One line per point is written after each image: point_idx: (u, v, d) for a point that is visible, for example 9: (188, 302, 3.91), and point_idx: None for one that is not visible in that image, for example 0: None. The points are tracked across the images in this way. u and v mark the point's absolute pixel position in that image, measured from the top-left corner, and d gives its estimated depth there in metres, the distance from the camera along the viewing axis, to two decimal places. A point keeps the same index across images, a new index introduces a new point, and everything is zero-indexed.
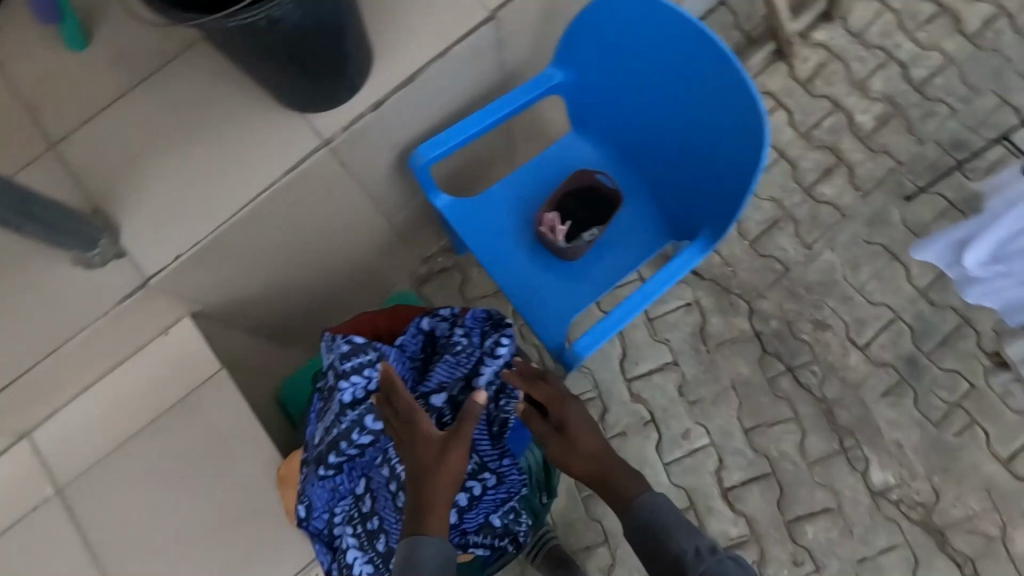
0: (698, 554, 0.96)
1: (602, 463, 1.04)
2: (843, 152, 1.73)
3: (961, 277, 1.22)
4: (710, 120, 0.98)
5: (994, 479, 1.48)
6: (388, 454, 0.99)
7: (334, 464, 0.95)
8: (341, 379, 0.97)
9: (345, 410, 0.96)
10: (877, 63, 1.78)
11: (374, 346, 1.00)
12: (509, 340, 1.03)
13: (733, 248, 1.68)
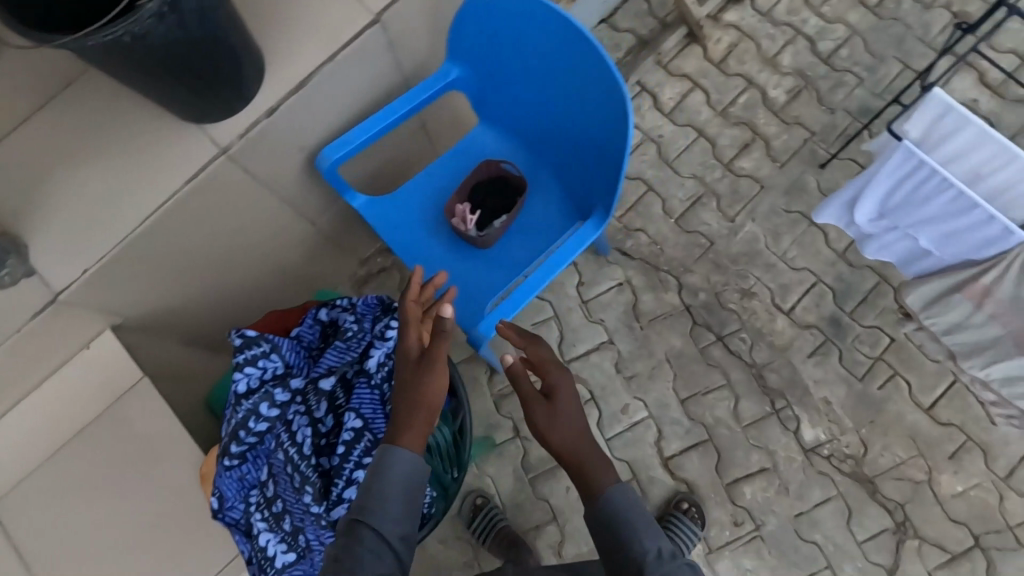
0: (659, 558, 0.88)
1: (579, 439, 0.96)
2: (758, 127, 1.79)
3: (859, 235, 1.29)
4: (585, 103, 1.02)
5: (919, 427, 1.55)
6: (285, 438, 0.98)
7: (236, 453, 0.96)
8: (235, 371, 0.98)
9: (241, 400, 0.99)
10: (786, 39, 1.85)
11: (266, 337, 1.01)
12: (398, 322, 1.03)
13: (660, 227, 1.74)
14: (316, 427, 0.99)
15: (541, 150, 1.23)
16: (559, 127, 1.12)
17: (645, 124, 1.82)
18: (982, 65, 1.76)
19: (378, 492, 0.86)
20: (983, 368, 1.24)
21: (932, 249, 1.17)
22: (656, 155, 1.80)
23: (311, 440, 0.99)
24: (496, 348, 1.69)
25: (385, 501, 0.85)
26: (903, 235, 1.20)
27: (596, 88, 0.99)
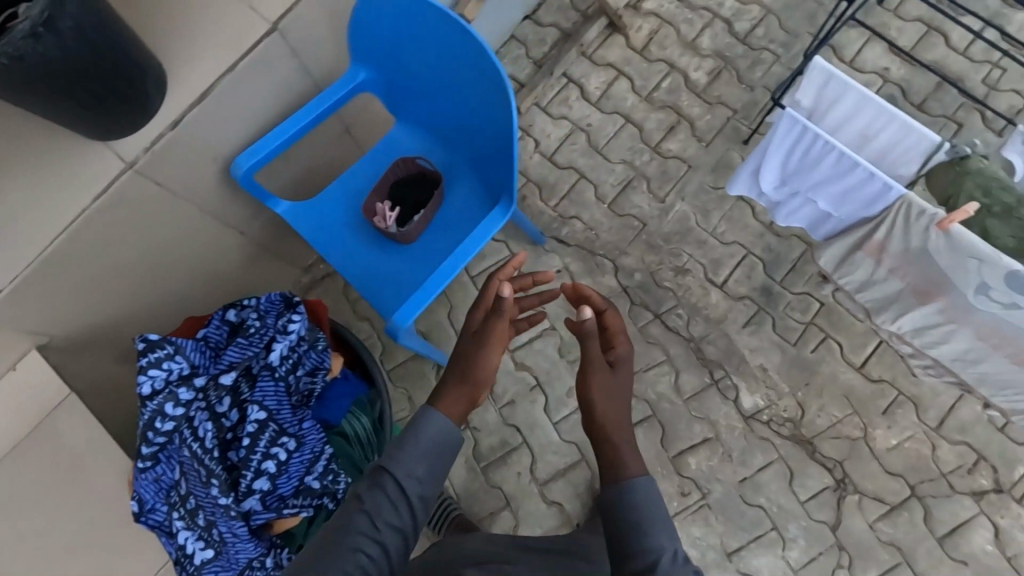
0: (671, 560, 0.86)
1: (617, 416, 1.02)
2: (683, 109, 1.84)
3: (769, 203, 1.33)
4: (476, 96, 1.07)
5: (852, 386, 1.60)
6: (193, 435, 1.03)
7: (148, 454, 1.00)
8: (139, 375, 1.00)
9: (145, 402, 1.00)
10: (704, 23, 1.91)
11: (170, 340, 1.04)
12: (300, 317, 1.10)
13: (593, 212, 1.78)
14: (220, 421, 1.05)
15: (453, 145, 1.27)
16: (462, 122, 1.16)
17: (574, 114, 1.87)
18: (890, 34, 1.83)
19: (410, 446, 0.94)
20: (898, 322, 1.29)
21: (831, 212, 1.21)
22: (586, 144, 1.84)
23: (214, 434, 1.04)
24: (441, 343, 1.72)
25: (414, 454, 0.93)
26: (804, 200, 1.25)
27: (483, 81, 1.03)
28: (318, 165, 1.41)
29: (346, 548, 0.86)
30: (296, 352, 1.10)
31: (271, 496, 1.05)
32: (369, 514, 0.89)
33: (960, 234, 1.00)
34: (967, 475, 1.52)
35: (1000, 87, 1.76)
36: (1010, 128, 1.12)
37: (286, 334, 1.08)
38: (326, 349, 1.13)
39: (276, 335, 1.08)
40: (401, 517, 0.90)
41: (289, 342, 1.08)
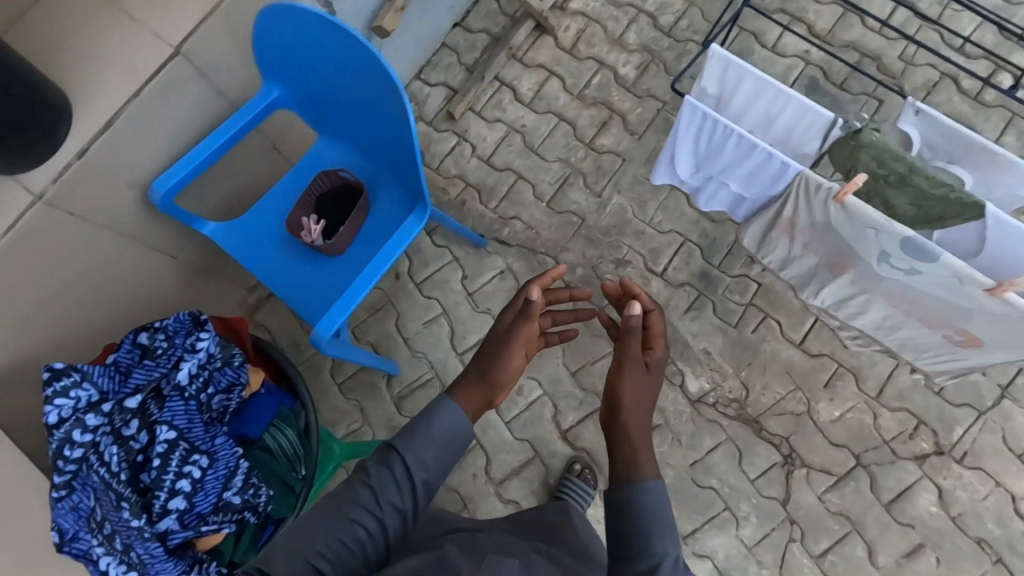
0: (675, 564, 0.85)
1: (640, 416, 1.01)
2: (614, 104, 1.88)
3: (691, 189, 1.36)
4: (381, 108, 1.10)
5: (793, 362, 1.63)
6: (105, 460, 1.03)
7: (61, 483, 0.98)
8: (45, 405, 1.00)
9: (52, 431, 1.00)
10: (629, 19, 1.95)
11: (76, 367, 1.04)
12: (208, 335, 1.13)
13: (533, 212, 1.80)
14: (128, 443, 1.05)
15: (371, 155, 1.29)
16: (376, 133, 1.19)
17: (508, 116, 1.89)
18: (808, 18, 1.88)
19: (423, 432, 0.95)
20: (824, 297, 1.32)
21: (744, 194, 1.25)
22: (521, 145, 1.87)
23: (122, 457, 1.04)
24: (390, 351, 1.73)
25: (426, 440, 0.94)
26: (719, 184, 1.28)
27: (386, 93, 1.06)
28: (247, 183, 1.43)
29: (344, 518, 0.89)
30: (207, 370, 1.11)
31: (188, 514, 1.06)
32: (372, 491, 0.91)
33: (855, 205, 1.04)
34: (908, 440, 1.56)
35: (915, 62, 1.81)
36: (902, 100, 1.15)
37: (194, 353, 1.10)
38: (242, 365, 1.16)
39: (184, 355, 1.10)
40: (403, 500, 0.92)
41: (197, 360, 1.10)
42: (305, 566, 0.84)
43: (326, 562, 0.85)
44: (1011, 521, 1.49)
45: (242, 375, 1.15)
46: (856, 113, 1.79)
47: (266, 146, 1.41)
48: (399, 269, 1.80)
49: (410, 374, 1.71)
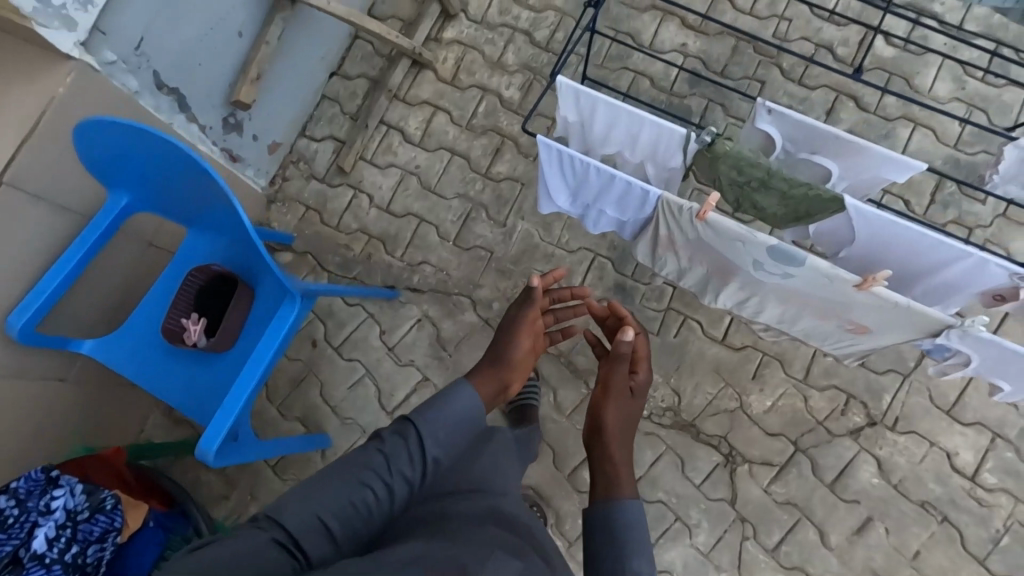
0: None
1: (623, 433, 1.09)
2: (504, 129, 1.85)
3: (578, 217, 1.34)
4: (226, 203, 1.08)
5: (719, 359, 1.62)
6: None
7: None
8: None
9: None
10: (505, 40, 1.91)
11: None
12: (61, 492, 1.11)
13: (440, 253, 1.77)
14: None
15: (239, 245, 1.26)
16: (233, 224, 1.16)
17: (401, 159, 1.85)
18: (681, 10, 1.87)
19: (439, 407, 0.97)
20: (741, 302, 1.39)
21: (622, 220, 1.23)
22: (418, 186, 1.82)
23: None
24: (320, 423, 1.68)
25: (441, 414, 0.96)
26: (598, 211, 1.26)
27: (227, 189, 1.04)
28: (121, 288, 1.37)
29: (356, 481, 0.89)
30: (66, 529, 1.10)
31: None
32: (385, 458, 0.92)
33: (717, 222, 1.02)
34: (841, 416, 1.56)
35: (789, 38, 1.82)
36: (753, 103, 1.14)
37: (48, 515, 1.09)
38: (117, 507, 1.16)
39: (37, 520, 1.09)
40: (414, 472, 0.93)
41: (52, 523, 1.09)
42: (314, 525, 0.85)
43: (335, 524, 0.86)
44: (950, 477, 1.51)
45: (117, 518, 1.16)
46: (741, 98, 1.79)
47: (140, 247, 1.38)
48: (315, 335, 1.75)
49: (343, 442, 1.66)
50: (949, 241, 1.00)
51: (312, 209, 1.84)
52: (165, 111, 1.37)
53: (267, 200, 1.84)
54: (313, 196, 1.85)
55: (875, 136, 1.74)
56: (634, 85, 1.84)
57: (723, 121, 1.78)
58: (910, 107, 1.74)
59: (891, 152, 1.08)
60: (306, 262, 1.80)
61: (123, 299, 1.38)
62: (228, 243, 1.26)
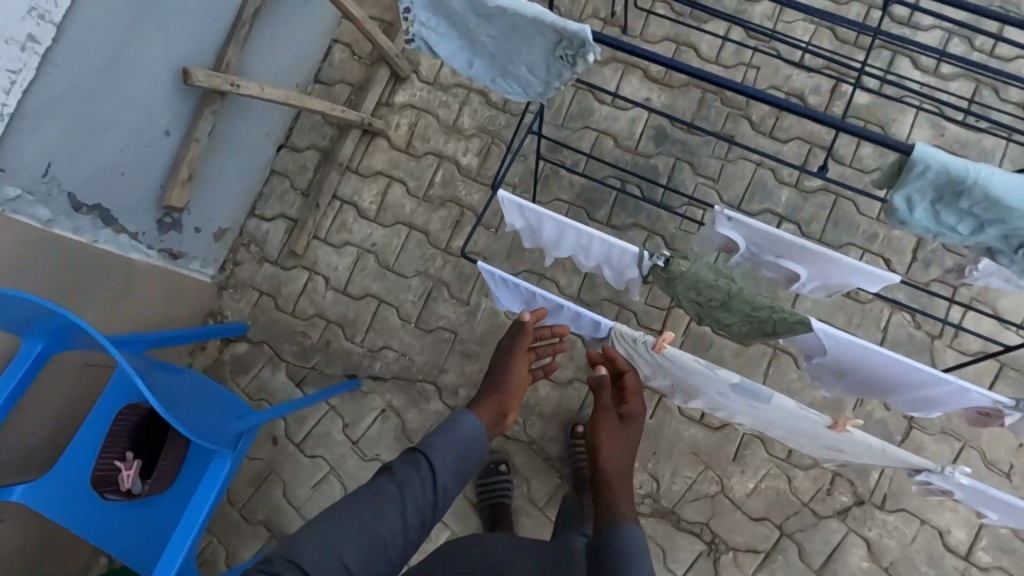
0: None
1: (622, 464, 1.03)
2: (462, 199, 1.75)
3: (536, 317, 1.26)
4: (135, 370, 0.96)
5: (697, 440, 1.54)
6: None
7: None
8: None
9: None
10: (460, 101, 1.81)
11: None
12: None
13: (401, 337, 1.68)
14: None
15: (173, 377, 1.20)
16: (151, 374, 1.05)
17: (357, 237, 1.76)
18: (643, 62, 1.77)
19: (448, 436, 1.00)
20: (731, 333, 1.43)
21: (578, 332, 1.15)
22: (376, 265, 1.73)
23: None
24: (285, 526, 1.60)
25: (447, 443, 1.00)
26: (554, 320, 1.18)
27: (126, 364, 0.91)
28: (59, 408, 1.30)
29: (373, 512, 0.89)
30: None
31: None
32: (398, 487, 0.92)
33: (675, 355, 0.94)
34: (827, 497, 1.49)
35: (759, 86, 1.71)
36: (711, 208, 1.05)
37: None
38: None
39: None
40: (427, 500, 0.94)
41: None
42: (334, 564, 0.83)
43: (353, 561, 0.84)
44: (943, 557, 1.44)
45: None
46: (710, 155, 1.70)
47: (77, 364, 1.32)
48: (276, 432, 1.66)
49: None
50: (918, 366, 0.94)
51: (265, 295, 1.75)
52: (87, 231, 1.28)
53: (218, 287, 1.75)
54: (266, 281, 1.76)
55: (851, 190, 1.65)
56: (598, 145, 1.73)
57: (692, 181, 1.69)
58: (887, 158, 1.65)
59: (862, 263, 1.00)
60: (263, 353, 1.72)
61: (65, 419, 1.33)
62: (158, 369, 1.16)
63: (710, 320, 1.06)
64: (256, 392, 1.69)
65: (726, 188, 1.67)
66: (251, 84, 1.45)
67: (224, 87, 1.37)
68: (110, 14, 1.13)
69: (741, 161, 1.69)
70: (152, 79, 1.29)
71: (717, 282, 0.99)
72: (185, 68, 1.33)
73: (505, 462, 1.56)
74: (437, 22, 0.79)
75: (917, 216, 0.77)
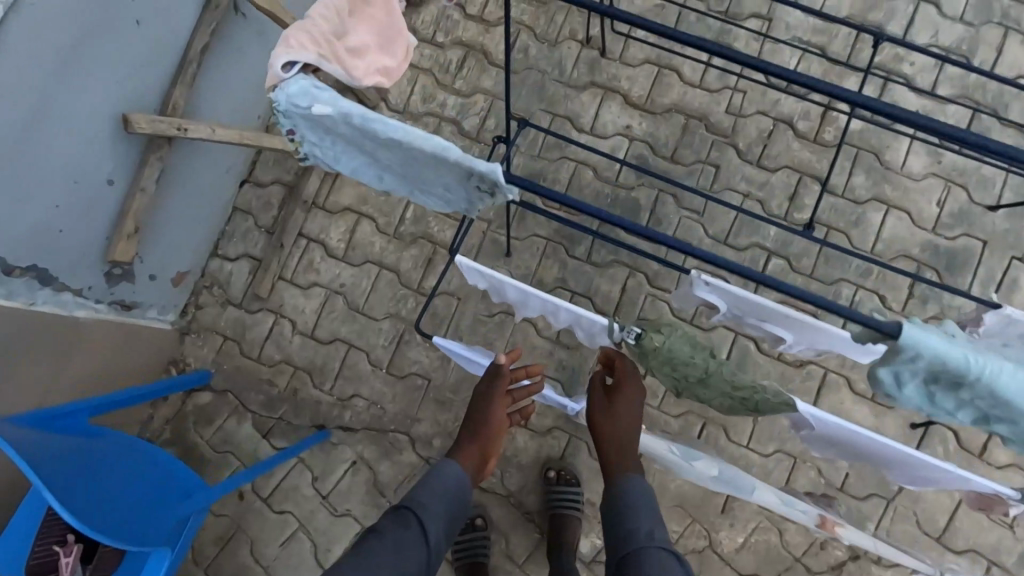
0: None
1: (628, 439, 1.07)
2: (435, 236, 1.66)
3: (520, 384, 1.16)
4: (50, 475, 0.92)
5: (683, 492, 1.46)
6: None
7: None
8: None
9: None
10: (431, 131, 1.71)
11: None
12: None
13: (372, 384, 1.60)
14: None
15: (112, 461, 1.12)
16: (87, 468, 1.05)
17: (324, 277, 1.67)
18: (622, 86, 1.67)
19: (432, 492, 1.13)
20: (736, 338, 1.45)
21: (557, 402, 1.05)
22: (344, 307, 1.65)
23: None
24: None
25: (433, 496, 1.13)
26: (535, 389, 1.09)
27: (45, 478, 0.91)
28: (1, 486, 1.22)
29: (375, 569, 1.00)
30: None
31: None
32: (393, 545, 1.04)
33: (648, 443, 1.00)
34: (820, 551, 1.42)
35: (745, 112, 1.62)
36: (688, 271, 0.97)
37: None
38: None
39: None
40: (422, 555, 1.07)
41: None
42: None
43: None
44: None
45: None
46: (694, 186, 1.61)
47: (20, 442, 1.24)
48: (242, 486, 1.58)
49: None
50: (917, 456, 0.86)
51: (230, 340, 1.67)
52: (22, 294, 1.19)
53: (180, 332, 1.67)
54: (230, 325, 1.67)
55: (844, 222, 1.56)
56: (576, 176, 1.64)
57: (676, 215, 1.60)
58: (881, 187, 1.56)
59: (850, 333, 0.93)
60: (227, 401, 1.63)
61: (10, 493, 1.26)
62: (95, 441, 1.16)
63: (690, 395, 0.96)
64: (220, 444, 1.61)
65: (711, 220, 1.58)
66: (202, 126, 1.35)
67: (171, 132, 1.29)
68: (33, 68, 1.04)
69: (727, 192, 1.60)
70: (91, 131, 1.20)
71: (695, 358, 0.90)
72: (125, 115, 1.24)
73: (481, 517, 1.49)
74: (329, 141, 0.77)
75: (907, 392, 0.71)
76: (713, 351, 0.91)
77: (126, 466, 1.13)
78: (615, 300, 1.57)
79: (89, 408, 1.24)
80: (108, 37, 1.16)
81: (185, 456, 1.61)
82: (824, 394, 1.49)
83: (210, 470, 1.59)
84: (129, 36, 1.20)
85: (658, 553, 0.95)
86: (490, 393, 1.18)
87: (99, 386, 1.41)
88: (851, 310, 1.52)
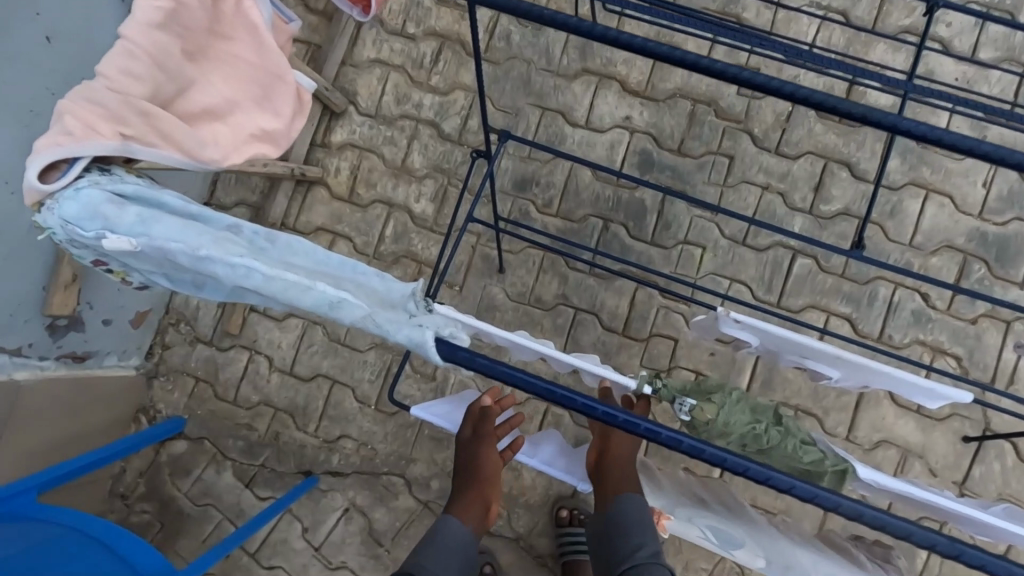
0: None
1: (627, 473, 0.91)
2: (419, 254, 1.50)
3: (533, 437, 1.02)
4: None
5: None
6: None
7: None
8: None
9: None
10: (407, 137, 1.53)
11: None
12: None
13: (361, 423, 1.45)
14: None
15: (59, 547, 1.00)
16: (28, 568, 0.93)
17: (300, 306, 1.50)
18: (619, 72, 1.48)
19: (432, 552, 0.97)
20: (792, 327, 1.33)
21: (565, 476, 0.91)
22: (325, 339, 1.49)
23: None
24: None
25: (434, 557, 0.97)
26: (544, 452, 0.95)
27: None
28: None
29: None
30: None
31: None
32: None
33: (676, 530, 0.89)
34: None
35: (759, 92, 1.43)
36: (713, 309, 0.80)
37: None
38: None
39: None
40: None
41: None
42: None
43: None
44: None
45: None
46: (705, 182, 1.43)
47: None
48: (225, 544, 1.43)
49: None
50: (989, 519, 0.67)
51: (202, 381, 1.52)
52: None
53: (148, 377, 1.53)
54: (202, 365, 1.52)
55: (878, 212, 1.38)
56: (573, 177, 1.45)
57: (686, 215, 1.42)
58: (919, 170, 1.37)
59: (927, 382, 0.73)
60: (205, 450, 1.49)
61: None
62: (36, 525, 1.04)
63: None
64: (200, 496, 1.47)
65: (728, 220, 1.40)
66: None
67: None
68: None
69: (743, 185, 1.42)
70: (4, 172, 1.01)
71: (757, 423, 0.81)
72: None
73: (490, 562, 1.33)
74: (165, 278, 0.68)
75: None
76: (776, 417, 0.83)
77: (70, 550, 1.00)
78: (624, 316, 1.41)
79: (42, 482, 1.10)
80: (11, 58, 0.97)
81: (161, 512, 1.46)
82: (863, 410, 1.34)
83: (191, 526, 1.45)
84: (40, 59, 1.02)
85: (658, 569, 0.87)
86: (477, 439, 0.95)
87: (50, 455, 1.27)
88: (890, 312, 1.36)
